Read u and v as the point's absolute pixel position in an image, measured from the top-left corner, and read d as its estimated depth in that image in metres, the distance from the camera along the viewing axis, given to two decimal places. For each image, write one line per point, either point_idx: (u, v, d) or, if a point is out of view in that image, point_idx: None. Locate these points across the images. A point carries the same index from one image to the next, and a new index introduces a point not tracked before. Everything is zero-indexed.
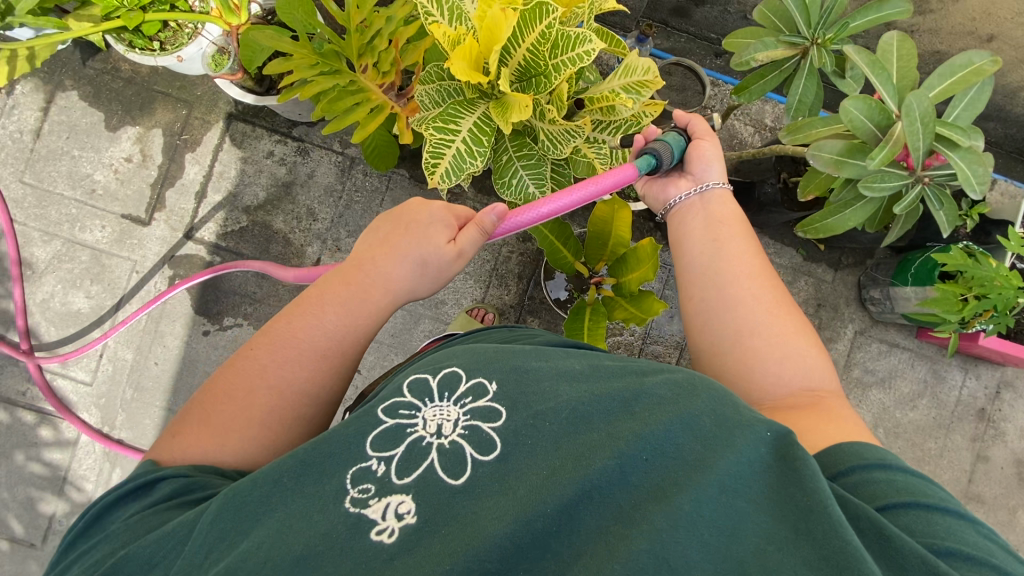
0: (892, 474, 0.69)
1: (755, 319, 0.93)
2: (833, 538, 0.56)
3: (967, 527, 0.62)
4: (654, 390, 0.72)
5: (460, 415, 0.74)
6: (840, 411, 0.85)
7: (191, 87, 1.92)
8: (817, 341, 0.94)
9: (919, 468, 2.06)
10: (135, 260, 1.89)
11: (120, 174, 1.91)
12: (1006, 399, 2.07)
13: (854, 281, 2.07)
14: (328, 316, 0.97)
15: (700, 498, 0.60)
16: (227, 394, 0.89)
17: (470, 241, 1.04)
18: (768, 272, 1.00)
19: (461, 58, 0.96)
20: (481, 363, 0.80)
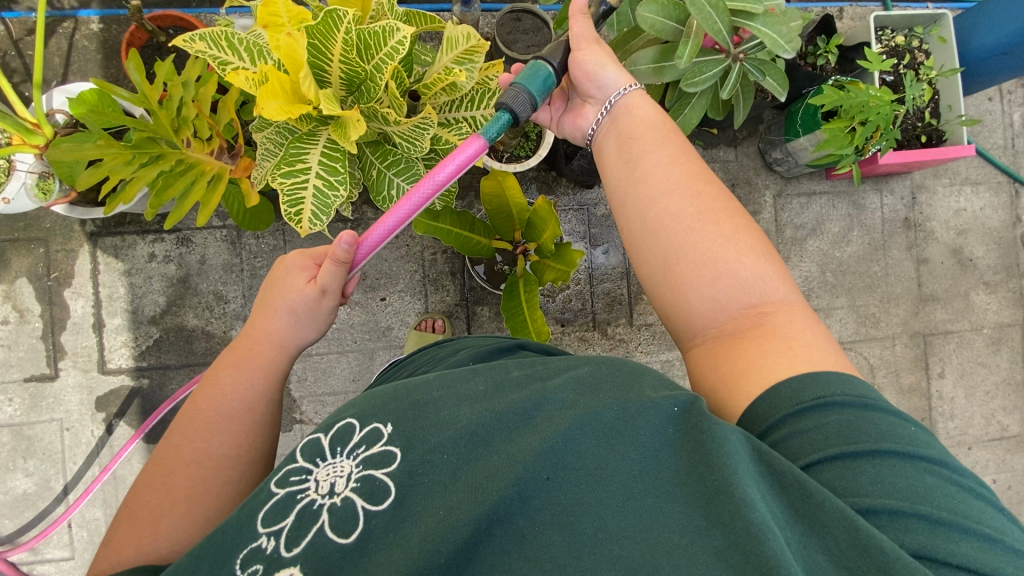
0: (831, 412, 0.68)
1: (679, 244, 0.85)
2: (738, 520, 0.58)
3: (896, 470, 0.63)
4: (557, 395, 0.72)
5: (353, 467, 0.71)
6: (787, 325, 0.79)
7: (37, 222, 1.74)
8: (756, 247, 0.85)
9: (873, 292, 2.18)
10: (61, 418, 1.75)
11: (4, 340, 1.74)
12: (923, 201, 2.20)
13: (756, 150, 2.12)
14: (227, 382, 0.95)
15: (610, 510, 0.62)
16: (149, 484, 0.85)
17: (330, 275, 1.02)
18: (692, 180, 0.88)
19: (273, 96, 0.89)
20: (378, 407, 0.78)
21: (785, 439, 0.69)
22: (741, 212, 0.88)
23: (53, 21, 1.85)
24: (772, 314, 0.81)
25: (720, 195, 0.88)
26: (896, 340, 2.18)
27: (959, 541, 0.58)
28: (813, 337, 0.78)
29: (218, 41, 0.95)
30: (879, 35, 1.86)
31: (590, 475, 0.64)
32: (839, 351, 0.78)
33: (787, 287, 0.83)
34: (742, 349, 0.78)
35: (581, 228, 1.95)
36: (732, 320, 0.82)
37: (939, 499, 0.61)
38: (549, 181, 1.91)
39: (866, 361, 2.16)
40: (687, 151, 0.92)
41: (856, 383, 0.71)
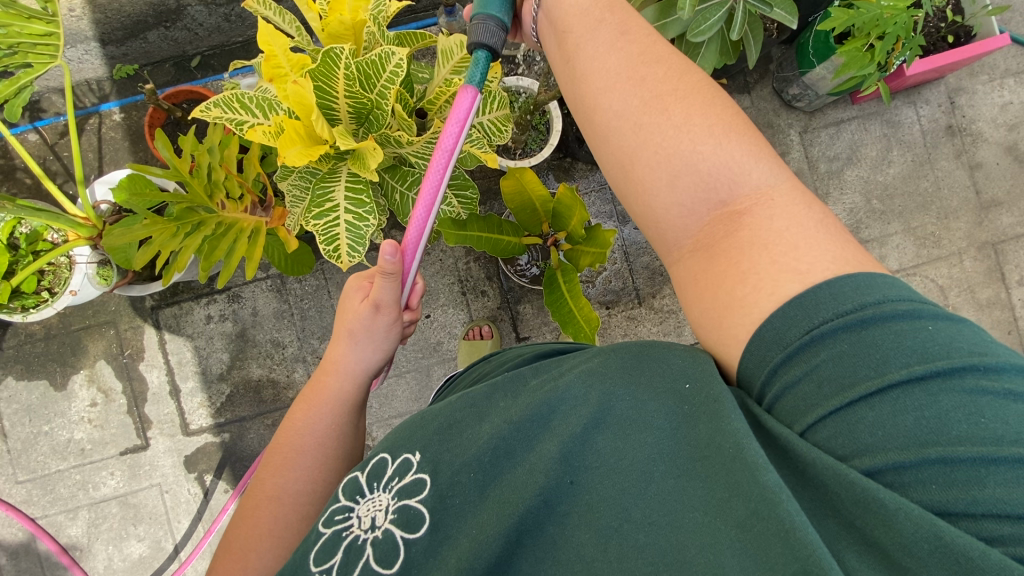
0: (832, 345, 0.59)
1: (633, 143, 0.76)
2: (754, 486, 0.56)
3: (903, 405, 0.55)
4: (569, 393, 0.71)
5: (389, 499, 0.75)
6: (774, 223, 0.69)
7: (103, 307, 1.87)
8: (716, 129, 0.74)
9: (929, 211, 2.06)
10: (159, 482, 1.87)
11: (95, 421, 1.88)
12: (963, 104, 2.06)
13: (771, 90, 2.04)
14: (300, 416, 1.00)
15: (634, 499, 0.63)
16: (242, 515, 0.94)
17: (384, 290, 0.99)
18: (634, 68, 0.78)
19: (290, 145, 0.92)
20: (405, 437, 0.80)
21: (780, 398, 0.62)
22: (699, 89, 0.77)
23: (81, 120, 1.99)
24: (748, 211, 0.71)
25: (670, 77, 0.78)
26: (964, 256, 2.05)
27: (985, 479, 0.51)
28: (802, 235, 0.68)
29: (231, 104, 0.99)
30: None
31: (609, 468, 0.66)
32: (840, 245, 0.68)
33: (764, 173, 0.73)
34: (721, 274, 0.70)
35: (608, 207, 1.93)
36: (706, 228, 0.73)
37: (957, 428, 0.53)
38: (566, 166, 1.90)
39: (935, 283, 2.04)
40: (629, 30, 0.81)
41: (852, 294, 0.61)
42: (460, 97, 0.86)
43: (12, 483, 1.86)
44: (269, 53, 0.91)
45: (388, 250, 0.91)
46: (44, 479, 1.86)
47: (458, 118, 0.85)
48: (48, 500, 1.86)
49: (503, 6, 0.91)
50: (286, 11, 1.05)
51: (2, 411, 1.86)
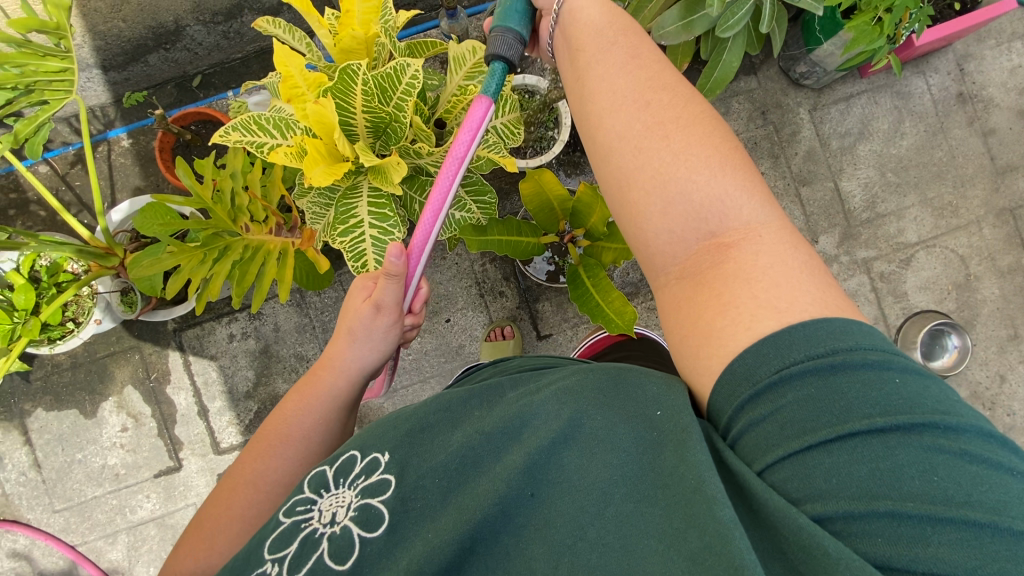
0: (800, 387, 0.59)
1: (631, 164, 0.76)
2: (709, 518, 0.56)
3: (861, 454, 0.54)
4: (541, 409, 0.72)
5: (353, 496, 0.75)
6: (749, 258, 0.69)
7: (125, 333, 1.88)
8: (712, 161, 0.74)
9: (944, 181, 2.04)
10: (195, 502, 1.89)
11: (127, 445, 1.89)
12: (973, 70, 2.04)
13: (777, 70, 2.02)
14: (291, 406, 0.99)
15: (590, 519, 0.63)
16: (216, 497, 0.93)
17: (388, 292, 0.97)
18: (642, 92, 0.79)
19: (315, 163, 0.91)
20: (377, 438, 0.80)
21: (742, 435, 0.61)
22: (698, 121, 0.77)
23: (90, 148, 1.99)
24: (736, 245, 0.70)
25: (673, 103, 0.78)
26: (983, 224, 2.03)
27: (930, 537, 0.50)
28: (782, 274, 0.67)
29: (249, 127, 0.99)
30: None
31: (570, 487, 0.66)
32: (822, 290, 0.67)
33: (747, 210, 0.72)
34: (703, 304, 0.69)
35: None
36: (693, 255, 0.73)
37: (910, 484, 0.53)
38: (577, 160, 1.89)
39: (955, 253, 2.02)
40: (640, 57, 0.82)
41: (826, 338, 0.60)
42: (473, 104, 0.87)
43: (50, 512, 1.88)
44: (285, 74, 0.90)
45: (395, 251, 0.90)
46: (82, 506, 1.88)
47: (471, 126, 0.84)
48: (86, 527, 1.88)
49: (521, 21, 0.93)
50: (296, 29, 1.05)
51: (36, 441, 1.88)
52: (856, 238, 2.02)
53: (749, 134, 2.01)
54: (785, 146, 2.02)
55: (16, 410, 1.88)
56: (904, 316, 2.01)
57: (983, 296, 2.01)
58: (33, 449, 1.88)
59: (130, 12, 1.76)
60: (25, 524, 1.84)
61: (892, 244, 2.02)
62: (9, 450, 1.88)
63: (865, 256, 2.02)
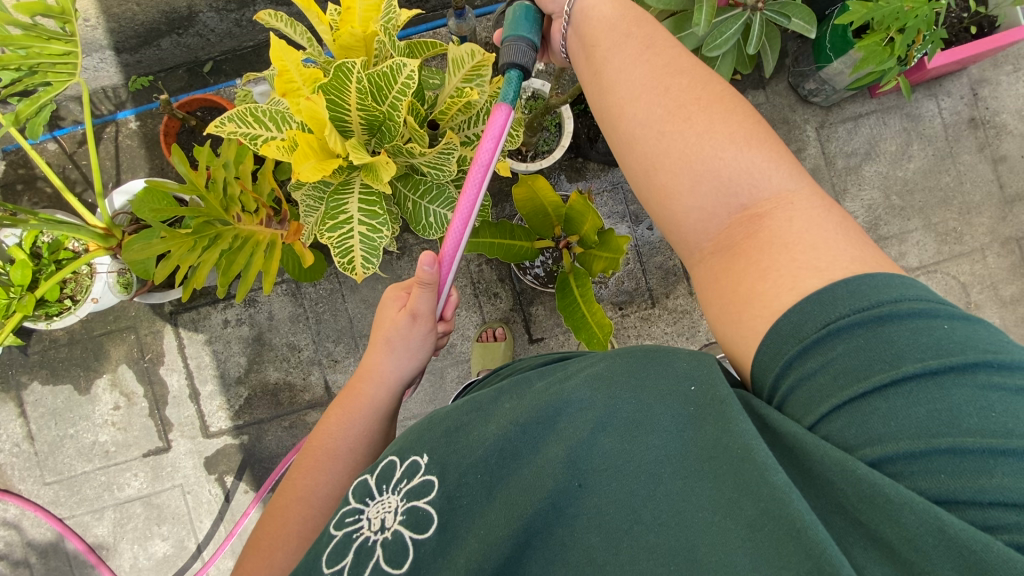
0: (849, 337, 0.58)
1: (656, 148, 0.75)
2: (765, 485, 0.55)
3: (916, 398, 0.54)
4: (575, 396, 0.72)
5: (399, 501, 0.74)
6: (791, 220, 0.68)
7: (124, 312, 1.90)
8: (737, 136, 0.73)
9: (950, 207, 2.01)
10: (181, 483, 1.91)
11: (119, 423, 1.92)
12: (986, 95, 2.01)
13: (786, 85, 2.00)
14: (334, 421, 0.99)
15: (642, 500, 0.62)
16: (269, 520, 0.92)
17: (422, 300, 0.99)
18: (659, 77, 0.78)
19: (304, 159, 0.92)
20: (414, 440, 0.81)
21: (793, 390, 0.61)
22: (722, 100, 0.76)
23: (98, 128, 2.02)
24: (769, 214, 0.70)
25: (693, 84, 0.77)
26: (986, 252, 2.00)
27: (994, 468, 0.50)
28: (818, 236, 0.66)
29: (245, 118, 1.00)
30: None
31: (616, 471, 0.65)
32: (859, 247, 0.66)
33: (785, 176, 0.72)
34: (740, 273, 0.69)
35: (620, 208, 1.92)
36: (725, 230, 0.72)
37: (969, 421, 0.52)
38: (578, 166, 1.90)
39: (956, 281, 2.00)
40: (657, 43, 0.81)
41: (868, 293, 0.59)
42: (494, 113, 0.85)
43: (40, 484, 1.91)
44: (281, 68, 0.91)
45: (427, 260, 0.91)
46: (71, 480, 1.91)
47: (494, 134, 0.83)
48: (75, 501, 1.91)
49: (532, 27, 0.92)
50: (297, 22, 1.06)
51: (30, 415, 1.91)
52: None
53: None
54: None
55: (12, 382, 1.91)
56: None
57: None
58: (27, 422, 1.91)
59: None
60: (15, 495, 1.87)
61: None
62: (3, 421, 1.91)
63: None
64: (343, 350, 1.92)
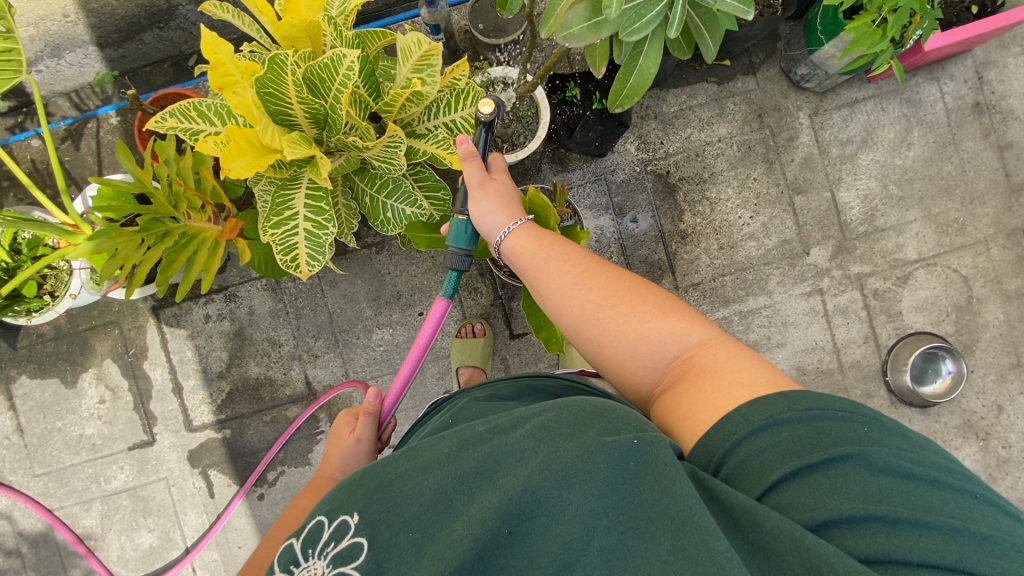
0: (780, 432, 0.65)
1: (595, 334, 0.87)
2: (705, 550, 0.56)
3: (846, 478, 0.59)
4: (516, 447, 0.69)
5: (326, 566, 0.69)
6: (717, 359, 0.77)
7: (108, 307, 1.92)
8: (653, 309, 0.84)
9: (952, 196, 1.92)
10: (166, 477, 1.94)
11: (105, 417, 1.94)
12: (993, 78, 1.91)
13: (778, 71, 1.92)
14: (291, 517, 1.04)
15: (575, 555, 0.62)
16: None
17: (367, 426, 1.18)
18: (581, 272, 0.90)
19: (238, 155, 0.90)
20: (345, 496, 0.74)
21: (740, 466, 0.65)
22: (635, 285, 0.88)
23: (81, 124, 2.03)
24: (696, 358, 0.79)
25: (610, 277, 0.89)
26: (990, 243, 1.91)
27: (916, 534, 0.55)
28: (740, 365, 0.75)
29: (187, 113, 0.98)
30: None
31: (550, 521, 0.64)
32: (771, 372, 0.74)
33: (701, 332, 0.81)
34: (681, 404, 0.76)
35: (603, 199, 1.91)
36: (665, 375, 0.82)
37: (894, 500, 0.58)
38: (560, 157, 1.88)
39: (957, 274, 1.91)
40: (572, 253, 0.93)
41: (787, 403, 0.67)
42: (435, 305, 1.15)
43: (30, 476, 1.95)
44: (216, 61, 0.88)
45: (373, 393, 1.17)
46: (61, 472, 1.94)
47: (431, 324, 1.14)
48: (64, 494, 1.94)
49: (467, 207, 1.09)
50: (245, 14, 1.04)
51: (20, 407, 1.95)
52: (850, 252, 1.92)
53: (743, 137, 1.92)
54: (781, 153, 1.93)
55: (3, 376, 1.94)
56: (896, 336, 1.92)
57: (985, 321, 1.90)
58: (17, 415, 1.95)
59: None
60: (6, 486, 1.91)
61: (889, 260, 1.92)
62: None
63: (860, 271, 1.92)
64: (323, 345, 1.92)
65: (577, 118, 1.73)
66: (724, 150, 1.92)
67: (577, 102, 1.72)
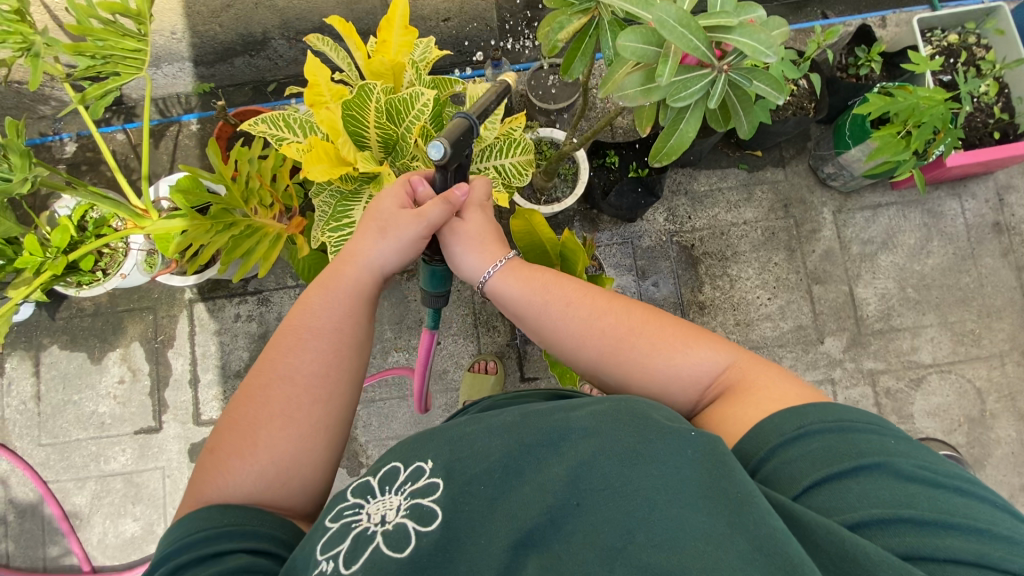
0: (810, 443, 0.70)
1: (622, 367, 0.90)
2: (761, 527, 0.60)
3: (875, 485, 0.65)
4: (579, 426, 0.72)
5: (401, 500, 0.71)
6: (752, 378, 0.83)
7: (148, 293, 2.03)
8: (684, 339, 0.90)
9: (968, 308, 1.96)
10: (163, 466, 1.96)
11: (119, 397, 2.00)
12: (1013, 202, 2.00)
13: (806, 168, 2.05)
14: (315, 304, 0.95)
15: (638, 522, 0.62)
16: (253, 396, 0.88)
17: (437, 214, 0.98)
18: (601, 310, 0.94)
19: (317, 162, 1.02)
20: (419, 446, 0.77)
21: (775, 470, 0.71)
22: (657, 319, 0.93)
23: (163, 126, 2.23)
24: (731, 378, 0.85)
25: (631, 312, 0.94)
26: (1006, 359, 1.93)
27: (943, 535, 0.60)
28: (774, 382, 0.82)
29: (277, 123, 1.11)
30: (928, 37, 1.84)
31: (614, 492, 0.65)
32: (799, 386, 0.81)
33: (712, 357, 0.87)
34: (720, 416, 0.82)
35: (627, 261, 2.00)
36: (703, 394, 0.87)
37: (922, 504, 0.63)
38: (592, 216, 2.00)
39: (971, 385, 1.92)
40: (571, 295, 0.96)
41: (814, 415, 0.73)
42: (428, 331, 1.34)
43: (35, 444, 1.98)
44: (313, 81, 1.02)
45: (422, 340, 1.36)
46: (65, 445, 1.98)
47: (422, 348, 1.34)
48: (62, 467, 1.97)
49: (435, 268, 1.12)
50: (341, 49, 1.19)
51: (43, 375, 2.02)
52: (864, 346, 1.95)
53: (768, 223, 2.02)
54: (804, 243, 2.01)
55: (34, 343, 2.03)
56: None
57: (998, 437, 1.88)
58: (38, 382, 2.02)
59: (227, 20, 1.99)
60: (10, 450, 1.95)
61: (903, 361, 1.94)
62: (17, 378, 2.02)
63: (872, 367, 1.94)
64: None
65: (613, 183, 1.86)
66: (748, 233, 2.02)
67: (614, 168, 1.86)
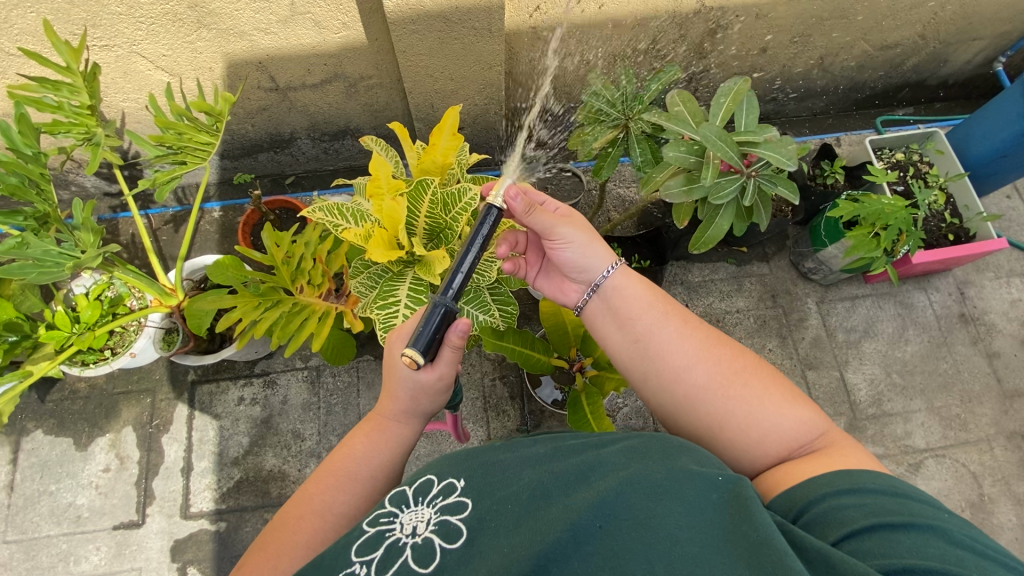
0: (863, 497, 0.67)
1: (715, 406, 0.90)
2: (780, 567, 0.55)
3: (922, 542, 0.59)
4: (609, 459, 0.73)
5: (432, 513, 0.72)
6: (845, 451, 0.81)
7: (148, 374, 1.99)
8: (785, 397, 0.89)
9: (950, 393, 2.08)
10: (140, 567, 1.79)
11: (102, 487, 1.87)
12: (973, 296, 2.22)
13: (788, 262, 2.25)
14: (358, 447, 0.96)
15: (659, 553, 0.59)
16: (281, 521, 0.87)
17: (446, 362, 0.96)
18: (708, 346, 0.95)
19: (377, 246, 1.11)
20: (451, 466, 0.81)
21: (820, 515, 0.67)
22: (761, 369, 0.93)
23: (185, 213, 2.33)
24: (815, 444, 0.83)
25: (737, 356, 0.94)
26: (993, 443, 2.02)
27: None
28: (861, 457, 0.80)
29: (332, 211, 1.21)
30: (880, 154, 2.16)
31: (637, 524, 0.62)
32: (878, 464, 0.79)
33: (815, 422, 0.86)
34: (796, 468, 0.79)
35: None
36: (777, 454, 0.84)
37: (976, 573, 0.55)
38: None
39: (966, 469, 1.98)
40: (683, 325, 0.99)
41: (883, 479, 0.70)
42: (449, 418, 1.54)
43: None
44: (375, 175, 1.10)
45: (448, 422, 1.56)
46: (32, 543, 1.81)
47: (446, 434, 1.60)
48: (24, 569, 1.78)
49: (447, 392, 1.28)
50: (391, 149, 1.34)
51: (20, 463, 1.89)
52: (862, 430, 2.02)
53: (758, 311, 2.17)
54: (793, 330, 2.15)
55: (17, 427, 1.91)
56: None
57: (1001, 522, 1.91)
58: (13, 471, 1.88)
59: (260, 120, 2.15)
60: None
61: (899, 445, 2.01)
62: None
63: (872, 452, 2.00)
64: None
65: None
66: (741, 320, 2.16)
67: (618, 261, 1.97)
